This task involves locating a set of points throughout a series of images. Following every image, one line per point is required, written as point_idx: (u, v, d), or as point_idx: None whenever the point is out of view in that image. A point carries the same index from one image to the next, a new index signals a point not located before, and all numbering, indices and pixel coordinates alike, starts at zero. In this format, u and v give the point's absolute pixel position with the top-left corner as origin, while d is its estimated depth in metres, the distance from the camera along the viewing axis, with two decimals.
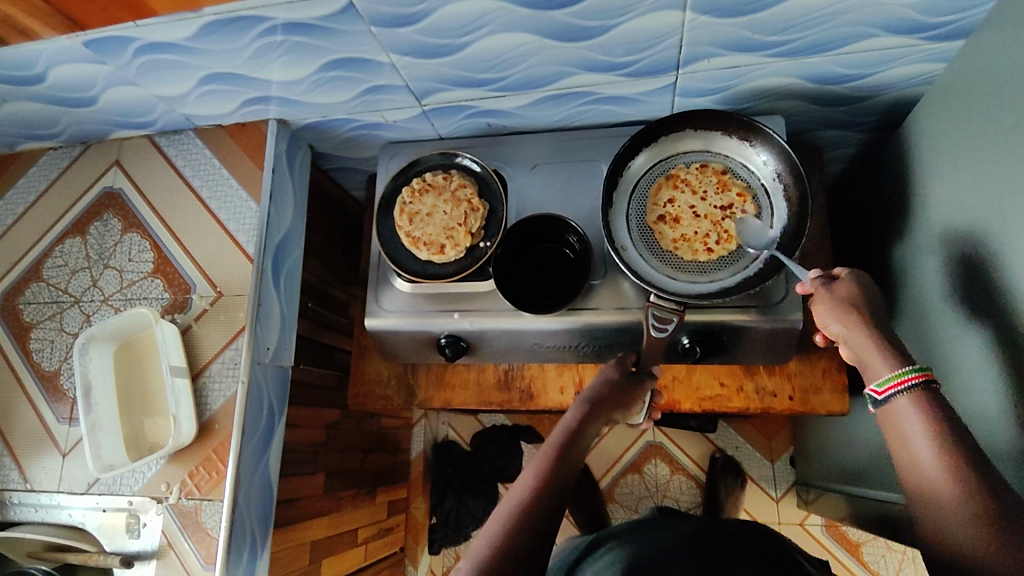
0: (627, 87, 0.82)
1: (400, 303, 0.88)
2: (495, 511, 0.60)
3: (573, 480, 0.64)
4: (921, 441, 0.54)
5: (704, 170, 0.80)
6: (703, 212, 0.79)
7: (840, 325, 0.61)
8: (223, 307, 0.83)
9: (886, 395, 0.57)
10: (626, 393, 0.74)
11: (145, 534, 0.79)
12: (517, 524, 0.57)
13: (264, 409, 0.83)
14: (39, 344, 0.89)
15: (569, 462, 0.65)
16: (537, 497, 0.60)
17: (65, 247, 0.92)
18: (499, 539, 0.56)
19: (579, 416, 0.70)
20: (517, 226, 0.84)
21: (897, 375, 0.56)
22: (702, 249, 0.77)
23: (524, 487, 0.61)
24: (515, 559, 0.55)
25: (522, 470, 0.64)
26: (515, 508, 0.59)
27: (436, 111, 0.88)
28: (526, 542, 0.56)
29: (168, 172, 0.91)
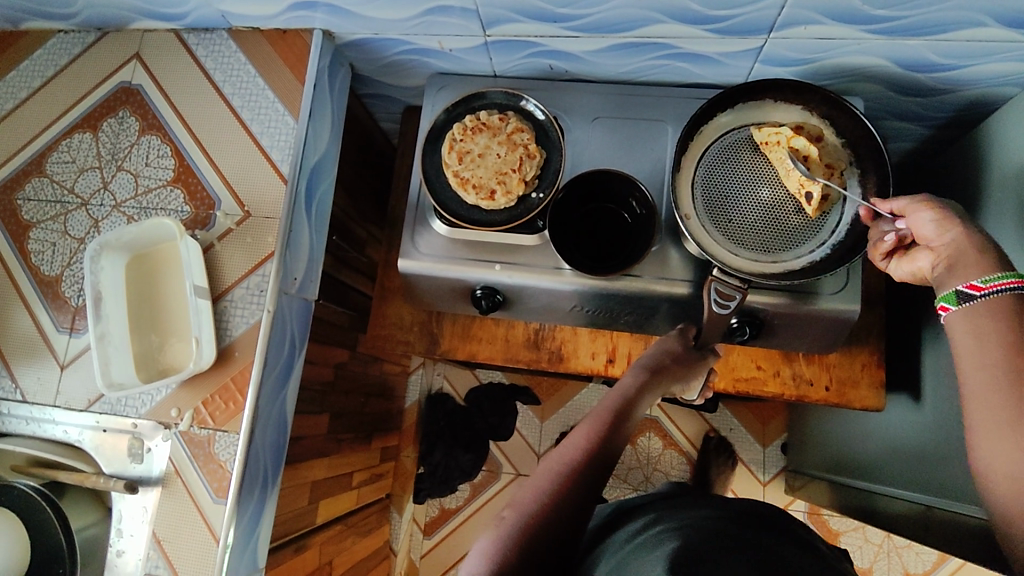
0: (710, 45, 0.76)
1: (436, 247, 0.83)
2: (544, 466, 0.60)
3: (624, 446, 0.63)
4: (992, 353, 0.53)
5: (799, 132, 0.73)
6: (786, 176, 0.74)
7: (938, 227, 0.59)
8: (251, 228, 0.77)
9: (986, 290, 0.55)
10: (685, 366, 0.71)
11: (150, 460, 0.74)
12: (565, 484, 0.57)
13: (286, 341, 0.78)
14: (38, 245, 0.81)
15: (624, 429, 0.63)
16: (588, 461, 0.59)
17: (73, 142, 0.83)
18: (547, 497, 0.56)
19: (637, 384, 0.67)
20: (580, 180, 0.79)
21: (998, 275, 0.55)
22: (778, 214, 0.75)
23: (576, 448, 0.60)
24: (562, 518, 0.55)
25: (576, 429, 0.63)
26: (564, 468, 0.58)
27: (499, 44, 0.81)
28: (574, 503, 0.56)
29: (195, 74, 0.83)
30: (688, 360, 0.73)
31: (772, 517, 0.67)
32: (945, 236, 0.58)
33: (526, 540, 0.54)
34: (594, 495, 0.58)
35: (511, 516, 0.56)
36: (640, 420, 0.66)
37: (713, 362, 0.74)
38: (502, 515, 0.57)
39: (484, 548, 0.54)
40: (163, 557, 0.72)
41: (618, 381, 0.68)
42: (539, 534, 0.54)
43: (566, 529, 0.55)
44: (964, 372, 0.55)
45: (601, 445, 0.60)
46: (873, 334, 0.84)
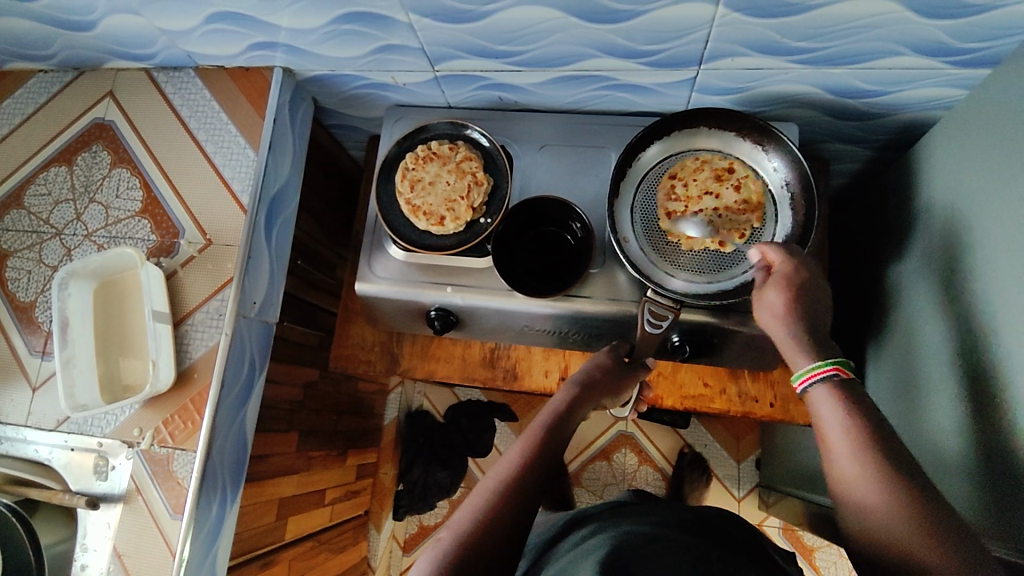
0: (645, 76, 0.80)
1: (392, 270, 0.87)
2: (481, 483, 0.61)
3: (558, 460, 0.65)
4: (841, 440, 0.57)
5: (745, 183, 0.78)
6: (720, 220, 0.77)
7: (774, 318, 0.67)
8: (212, 255, 0.81)
9: (804, 386, 0.62)
10: (617, 380, 0.74)
11: (114, 477, 0.78)
12: (498, 500, 0.59)
13: (245, 363, 0.82)
14: (15, 273, 0.86)
15: (556, 444, 0.65)
16: (520, 477, 0.61)
17: (50, 175, 0.88)
18: (480, 513, 0.58)
19: (569, 398, 0.70)
20: (520, 206, 0.83)
21: (812, 367, 0.62)
22: (676, 223, 0.78)
23: (509, 465, 0.62)
24: (496, 534, 0.56)
25: (511, 446, 0.65)
26: (497, 486, 0.60)
27: (448, 78, 0.85)
28: (507, 519, 0.58)
29: (164, 110, 0.88)
30: (621, 374, 0.76)
31: (712, 521, 0.69)
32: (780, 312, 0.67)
33: (461, 558, 0.54)
34: (527, 508, 0.59)
35: (445, 537, 0.56)
36: (573, 434, 0.69)
37: (644, 375, 0.78)
38: (439, 536, 0.58)
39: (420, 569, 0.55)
40: (123, 571, 0.75)
41: (551, 398, 0.70)
42: (472, 553, 0.55)
43: (500, 547, 0.56)
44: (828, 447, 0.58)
45: (533, 461, 0.62)
46: None
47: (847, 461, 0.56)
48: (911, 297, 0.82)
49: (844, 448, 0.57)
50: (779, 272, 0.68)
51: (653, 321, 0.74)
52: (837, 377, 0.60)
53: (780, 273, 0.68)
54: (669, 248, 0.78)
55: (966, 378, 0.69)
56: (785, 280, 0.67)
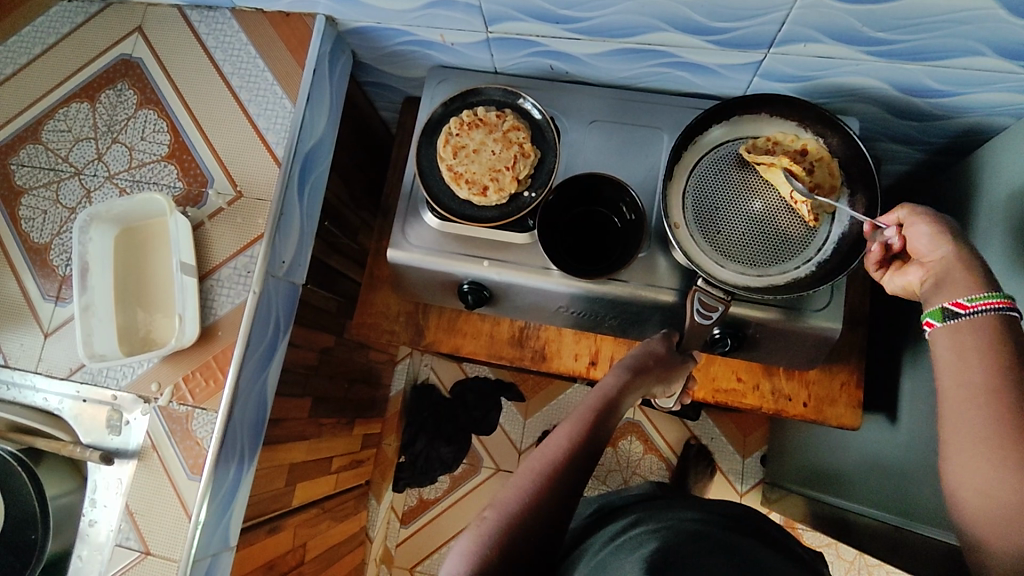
0: (709, 56, 0.77)
1: (426, 240, 0.83)
2: (526, 466, 0.59)
3: (604, 447, 0.62)
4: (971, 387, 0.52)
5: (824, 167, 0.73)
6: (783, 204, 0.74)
7: (932, 243, 0.59)
8: (241, 209, 0.77)
9: (970, 309, 0.54)
10: (666, 368, 0.71)
11: (128, 432, 0.75)
12: (546, 485, 0.57)
13: (270, 323, 0.78)
14: (28, 212, 0.81)
15: (605, 429, 0.63)
16: (570, 462, 0.58)
17: (70, 111, 0.83)
18: (527, 498, 0.56)
19: (620, 383, 0.66)
20: (566, 182, 0.80)
21: (982, 295, 0.54)
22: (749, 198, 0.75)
23: (557, 448, 0.60)
24: (543, 519, 0.55)
25: (556, 429, 0.62)
26: (545, 469, 0.58)
27: (500, 41, 0.81)
28: (553, 506, 0.56)
29: (196, 51, 0.83)
30: (672, 361, 0.73)
31: (749, 516, 0.68)
32: (938, 252, 0.59)
33: (507, 542, 0.53)
34: (573, 494, 0.57)
35: (492, 518, 0.55)
36: (620, 420, 0.66)
37: (691, 365, 0.75)
38: (483, 517, 0.56)
39: (463, 550, 0.53)
40: (135, 530, 0.72)
41: (600, 380, 0.67)
42: (518, 536, 0.53)
43: (544, 534, 0.55)
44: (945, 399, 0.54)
45: (583, 446, 0.60)
46: (854, 354, 0.85)
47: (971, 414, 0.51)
48: None
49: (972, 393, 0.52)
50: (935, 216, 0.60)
51: (704, 310, 0.71)
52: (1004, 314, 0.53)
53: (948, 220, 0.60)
54: (721, 225, 0.75)
55: None
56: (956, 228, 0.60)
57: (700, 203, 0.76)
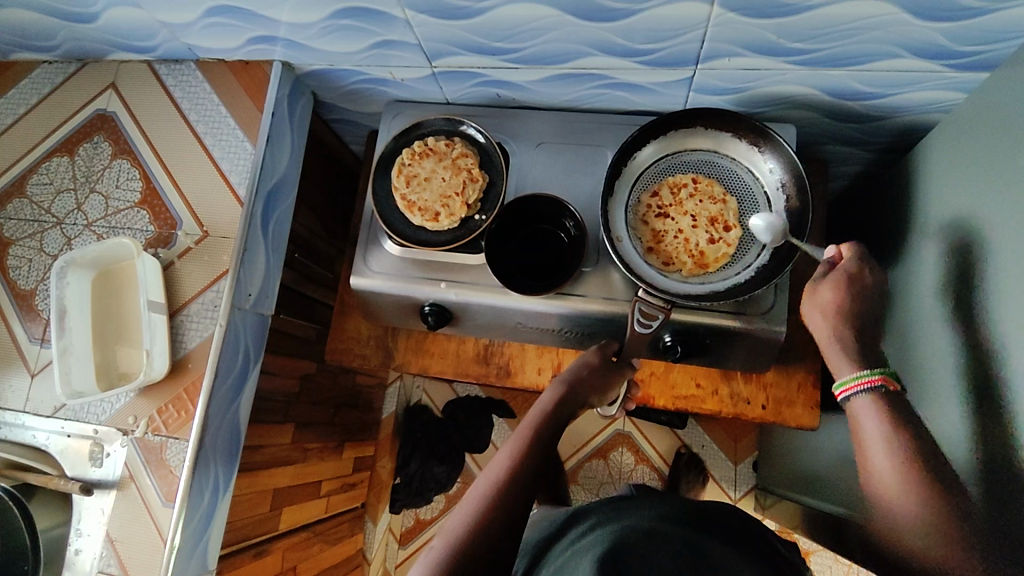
0: (642, 75, 0.80)
1: (387, 265, 0.87)
2: (471, 490, 0.61)
3: (549, 462, 0.65)
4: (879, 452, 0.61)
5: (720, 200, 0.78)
6: (718, 234, 0.77)
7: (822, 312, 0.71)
8: (208, 247, 0.82)
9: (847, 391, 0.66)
10: (603, 378, 0.75)
11: (108, 464, 0.79)
12: (491, 506, 0.58)
13: (240, 352, 0.83)
14: (15, 261, 0.87)
15: (547, 442, 0.65)
16: (512, 480, 0.60)
17: (52, 165, 0.90)
18: (473, 521, 0.57)
19: (555, 398, 0.70)
20: (511, 204, 0.83)
21: (860, 375, 0.65)
22: (653, 214, 0.79)
23: (500, 468, 0.62)
24: (490, 539, 0.56)
25: (498, 450, 0.65)
26: (489, 491, 0.60)
27: (446, 74, 0.85)
28: (499, 525, 0.57)
29: (164, 102, 0.89)
30: (610, 371, 0.77)
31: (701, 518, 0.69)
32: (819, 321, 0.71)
33: (454, 568, 0.54)
34: (516, 509, 0.59)
35: (440, 546, 0.56)
36: (562, 433, 0.69)
37: (631, 373, 0.79)
38: (432, 546, 0.57)
39: None
40: (116, 556, 0.76)
41: (538, 398, 0.71)
42: (466, 560, 0.54)
43: (493, 553, 0.55)
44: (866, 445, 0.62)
45: (526, 461, 0.62)
46: (812, 354, 0.86)
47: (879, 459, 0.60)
48: (905, 302, 0.81)
49: (880, 455, 0.61)
50: (852, 278, 0.71)
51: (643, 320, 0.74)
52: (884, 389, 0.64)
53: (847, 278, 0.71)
54: (650, 224, 0.79)
55: (955, 382, 0.68)
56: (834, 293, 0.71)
57: (638, 203, 0.80)
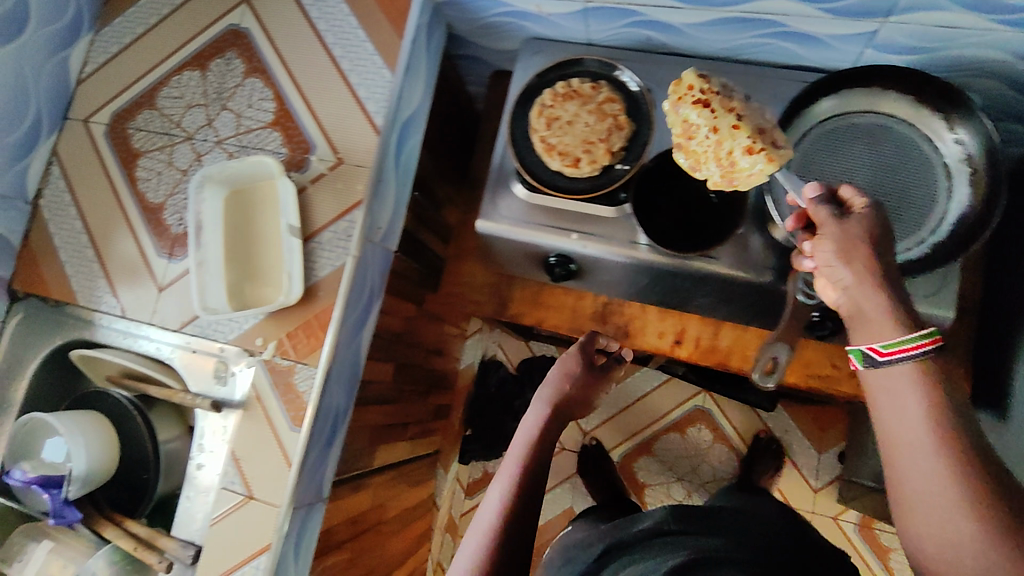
0: (819, 24, 0.73)
1: (515, 211, 0.84)
2: (478, 521, 0.67)
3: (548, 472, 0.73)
4: (919, 426, 0.48)
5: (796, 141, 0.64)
6: (761, 145, 0.62)
7: (859, 274, 0.52)
8: (343, 175, 0.80)
9: (894, 357, 0.50)
10: (586, 381, 0.83)
11: (234, 384, 0.81)
12: (504, 530, 0.65)
13: (366, 286, 0.82)
14: (145, 173, 0.87)
15: (548, 433, 0.76)
16: (515, 504, 0.67)
17: (183, 78, 0.88)
18: (493, 540, 0.64)
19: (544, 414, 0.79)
20: (673, 152, 0.78)
21: (908, 338, 0.49)
22: (691, 98, 0.63)
23: (501, 496, 0.68)
24: (509, 551, 0.64)
25: (494, 480, 0.71)
26: (498, 519, 0.66)
27: (598, 11, 0.80)
28: (514, 541, 0.65)
29: (298, 20, 0.85)
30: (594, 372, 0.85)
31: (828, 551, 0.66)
32: (858, 284, 0.52)
33: None
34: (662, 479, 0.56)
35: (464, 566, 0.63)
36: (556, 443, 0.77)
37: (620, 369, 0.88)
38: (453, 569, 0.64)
39: None
40: (239, 474, 0.77)
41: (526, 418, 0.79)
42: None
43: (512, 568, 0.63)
44: (897, 425, 0.50)
45: (533, 453, 0.74)
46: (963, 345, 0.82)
47: (915, 432, 0.48)
48: None
49: (914, 430, 0.49)
50: (884, 229, 0.54)
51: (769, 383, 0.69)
52: (926, 353, 0.49)
53: (881, 233, 0.53)
54: (682, 112, 0.65)
55: None
56: (851, 241, 0.53)
57: (681, 81, 0.65)
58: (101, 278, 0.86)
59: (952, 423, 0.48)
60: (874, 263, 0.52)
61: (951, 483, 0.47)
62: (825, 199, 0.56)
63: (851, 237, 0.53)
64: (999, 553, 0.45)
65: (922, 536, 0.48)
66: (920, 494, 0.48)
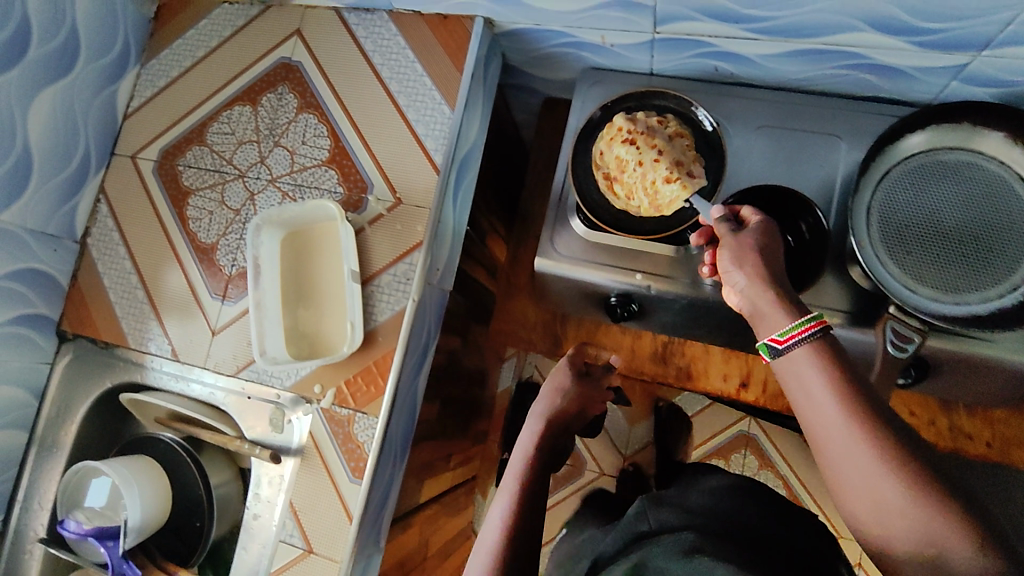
0: (906, 57, 0.69)
1: (575, 249, 0.82)
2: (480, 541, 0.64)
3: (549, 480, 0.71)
4: (827, 399, 0.48)
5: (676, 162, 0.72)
6: (678, 174, 0.71)
7: (751, 278, 0.55)
8: (401, 215, 0.77)
9: (788, 344, 0.51)
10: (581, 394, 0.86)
11: (291, 430, 0.78)
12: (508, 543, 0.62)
13: (424, 330, 0.79)
14: (196, 212, 0.85)
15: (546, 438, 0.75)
16: (518, 520, 0.64)
17: (234, 113, 0.86)
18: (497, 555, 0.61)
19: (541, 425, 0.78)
20: (758, 188, 0.73)
21: (798, 323, 0.51)
22: (622, 136, 0.74)
23: (502, 513, 0.65)
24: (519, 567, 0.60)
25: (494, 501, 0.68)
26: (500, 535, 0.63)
27: (666, 42, 0.76)
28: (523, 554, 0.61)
29: (354, 54, 0.82)
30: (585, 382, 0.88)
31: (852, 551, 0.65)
32: (751, 286, 0.55)
33: None
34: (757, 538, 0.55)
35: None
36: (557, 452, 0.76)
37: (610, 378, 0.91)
38: None
39: None
40: (298, 527, 0.75)
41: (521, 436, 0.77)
42: None
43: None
44: (813, 403, 0.49)
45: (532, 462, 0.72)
46: None
47: (829, 408, 0.48)
48: None
49: (824, 405, 0.48)
50: (755, 232, 0.58)
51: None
52: (822, 332, 0.50)
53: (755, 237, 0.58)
54: (613, 150, 0.75)
55: None
56: (748, 245, 0.57)
57: (612, 124, 0.76)
58: (152, 319, 0.84)
59: (855, 395, 0.47)
60: (765, 267, 0.55)
61: (862, 450, 0.46)
62: (727, 215, 0.61)
63: (744, 246, 0.57)
64: (910, 503, 0.44)
65: (862, 518, 0.46)
66: (853, 473, 0.46)
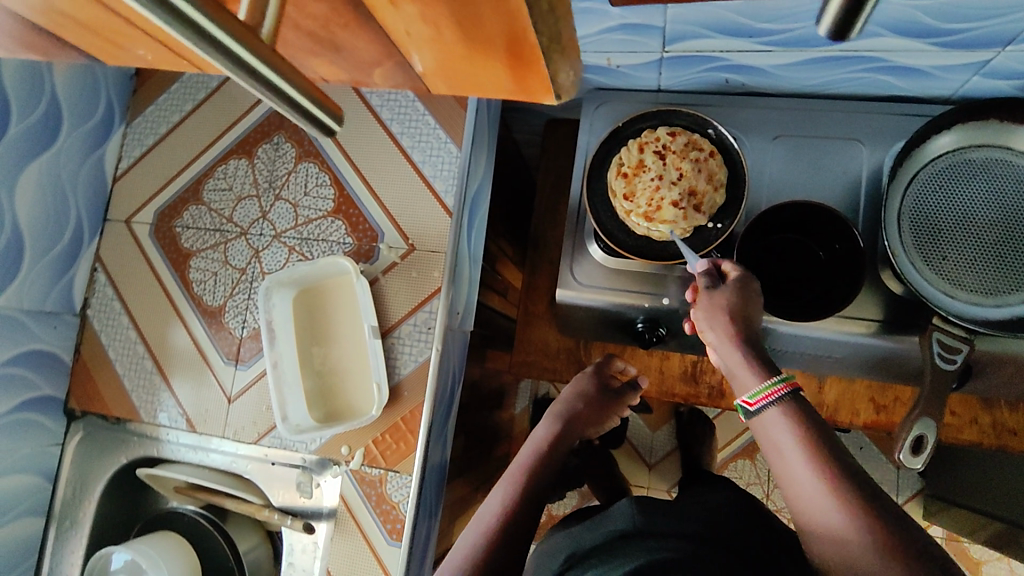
0: (929, 57, 0.66)
1: (595, 278, 0.79)
2: (467, 535, 0.64)
3: (545, 489, 0.70)
4: (794, 453, 0.49)
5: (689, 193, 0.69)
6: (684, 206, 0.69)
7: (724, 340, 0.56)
8: (416, 262, 0.74)
9: (757, 406, 0.53)
10: (598, 407, 0.82)
11: (322, 495, 0.75)
12: (491, 541, 0.61)
13: (450, 377, 0.75)
14: (199, 275, 0.81)
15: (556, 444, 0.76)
16: (507, 517, 0.64)
17: (229, 168, 0.82)
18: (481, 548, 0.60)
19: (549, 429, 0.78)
20: (786, 205, 0.71)
21: (767, 385, 0.52)
22: (652, 148, 0.72)
23: (494, 511, 0.65)
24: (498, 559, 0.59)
25: (492, 493, 0.68)
26: (488, 531, 0.62)
27: (675, 59, 0.73)
28: (504, 553, 0.60)
29: (351, 97, 0.79)
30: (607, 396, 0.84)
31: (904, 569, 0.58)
32: (723, 346, 0.56)
33: None
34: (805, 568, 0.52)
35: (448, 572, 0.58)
36: (559, 461, 0.75)
37: (634, 395, 0.85)
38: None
39: None
40: None
41: (534, 433, 0.79)
42: None
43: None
44: (781, 459, 0.50)
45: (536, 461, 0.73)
46: None
47: (795, 466, 0.49)
48: None
49: (792, 459, 0.49)
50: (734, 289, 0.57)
51: (915, 464, 0.67)
52: (791, 394, 0.51)
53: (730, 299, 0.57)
54: (639, 154, 0.72)
55: None
56: (724, 305, 0.56)
57: (651, 132, 0.73)
58: (164, 390, 0.81)
59: (822, 450, 0.48)
60: (740, 330, 0.56)
61: (829, 500, 0.46)
62: (710, 270, 0.60)
63: (719, 306, 0.57)
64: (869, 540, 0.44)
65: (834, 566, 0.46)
66: (818, 522, 0.47)
